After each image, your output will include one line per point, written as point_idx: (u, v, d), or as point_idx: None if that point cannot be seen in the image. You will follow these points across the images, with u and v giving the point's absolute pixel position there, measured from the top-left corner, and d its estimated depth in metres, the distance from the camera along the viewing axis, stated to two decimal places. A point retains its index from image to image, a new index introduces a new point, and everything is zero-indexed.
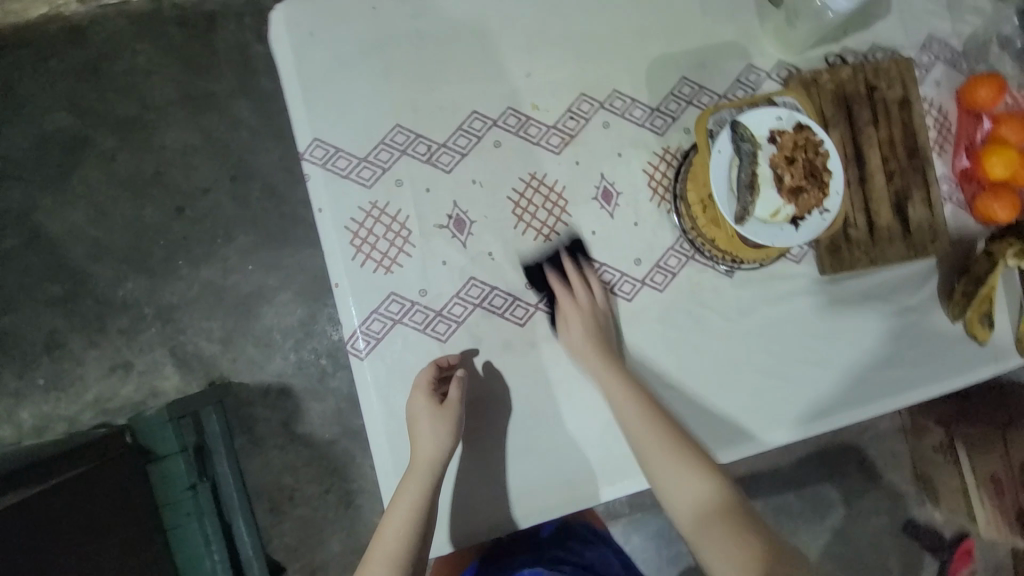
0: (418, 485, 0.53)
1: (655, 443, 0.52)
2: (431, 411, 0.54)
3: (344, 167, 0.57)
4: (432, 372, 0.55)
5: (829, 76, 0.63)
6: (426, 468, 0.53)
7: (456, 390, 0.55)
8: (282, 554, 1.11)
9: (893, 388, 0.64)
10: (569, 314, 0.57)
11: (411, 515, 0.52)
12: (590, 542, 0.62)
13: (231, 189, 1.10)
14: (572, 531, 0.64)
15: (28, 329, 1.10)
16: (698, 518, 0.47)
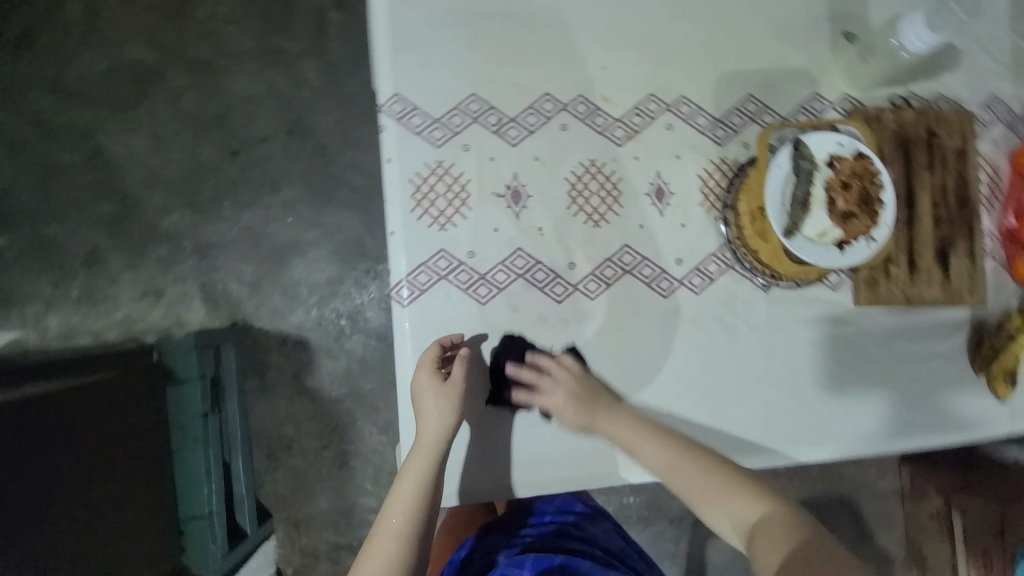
0: (422, 461, 0.58)
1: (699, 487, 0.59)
2: (435, 386, 0.58)
3: (417, 124, 0.60)
4: (436, 351, 0.58)
5: (893, 115, 0.64)
6: (428, 447, 0.58)
7: (459, 368, 0.58)
8: (272, 500, 1.19)
9: (913, 427, 0.65)
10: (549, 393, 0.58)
11: (414, 489, 0.58)
12: (588, 516, 0.74)
13: (286, 142, 1.23)
14: (573, 507, 0.73)
15: (76, 242, 1.20)
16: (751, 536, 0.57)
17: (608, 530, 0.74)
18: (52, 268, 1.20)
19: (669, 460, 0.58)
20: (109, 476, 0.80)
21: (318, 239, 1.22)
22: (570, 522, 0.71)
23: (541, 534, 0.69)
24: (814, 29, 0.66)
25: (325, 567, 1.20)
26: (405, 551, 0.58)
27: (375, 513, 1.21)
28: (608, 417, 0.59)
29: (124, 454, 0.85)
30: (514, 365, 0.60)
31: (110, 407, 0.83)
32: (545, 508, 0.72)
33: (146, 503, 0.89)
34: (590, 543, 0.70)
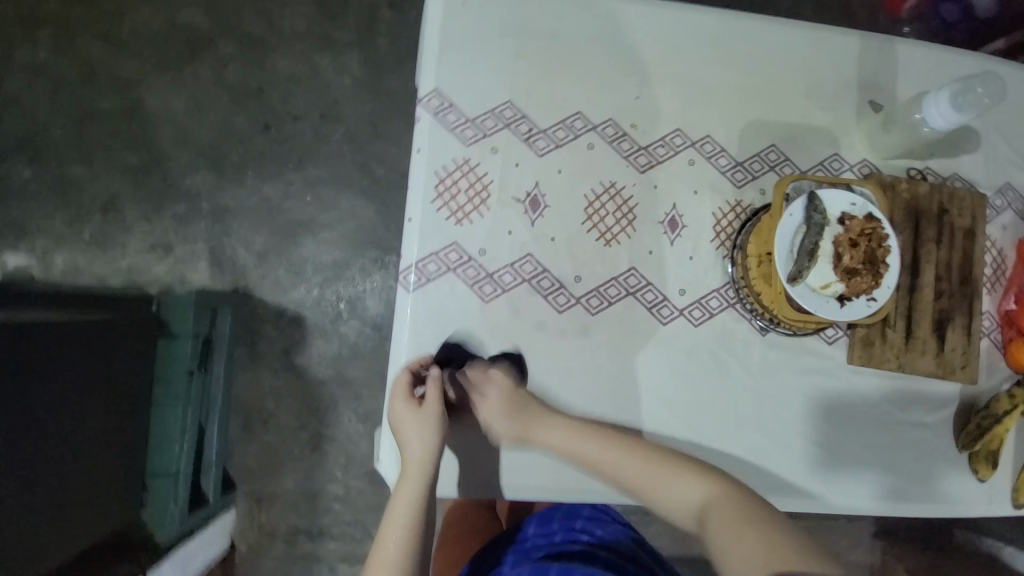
0: (412, 485, 0.59)
1: (637, 473, 0.57)
2: (412, 411, 0.59)
3: (451, 121, 0.62)
4: (410, 377, 0.59)
5: (907, 185, 0.66)
6: (413, 469, 0.59)
7: (433, 389, 0.59)
8: (240, 471, 1.18)
9: (911, 489, 0.65)
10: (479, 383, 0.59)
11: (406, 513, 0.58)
12: (598, 520, 0.74)
13: (319, 124, 1.26)
14: (579, 511, 0.75)
15: (98, 186, 1.22)
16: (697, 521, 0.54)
17: (617, 531, 0.73)
18: (69, 207, 1.22)
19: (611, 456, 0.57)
20: (79, 418, 0.79)
21: (332, 222, 1.24)
22: (577, 528, 0.73)
23: (548, 538, 0.72)
24: (842, 94, 0.69)
25: (279, 548, 1.18)
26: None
27: (339, 502, 1.19)
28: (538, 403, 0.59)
29: (101, 398, 0.84)
30: (448, 374, 0.61)
31: (94, 348, 0.82)
32: (551, 515, 0.75)
33: (112, 452, 0.87)
34: (601, 545, 0.71)
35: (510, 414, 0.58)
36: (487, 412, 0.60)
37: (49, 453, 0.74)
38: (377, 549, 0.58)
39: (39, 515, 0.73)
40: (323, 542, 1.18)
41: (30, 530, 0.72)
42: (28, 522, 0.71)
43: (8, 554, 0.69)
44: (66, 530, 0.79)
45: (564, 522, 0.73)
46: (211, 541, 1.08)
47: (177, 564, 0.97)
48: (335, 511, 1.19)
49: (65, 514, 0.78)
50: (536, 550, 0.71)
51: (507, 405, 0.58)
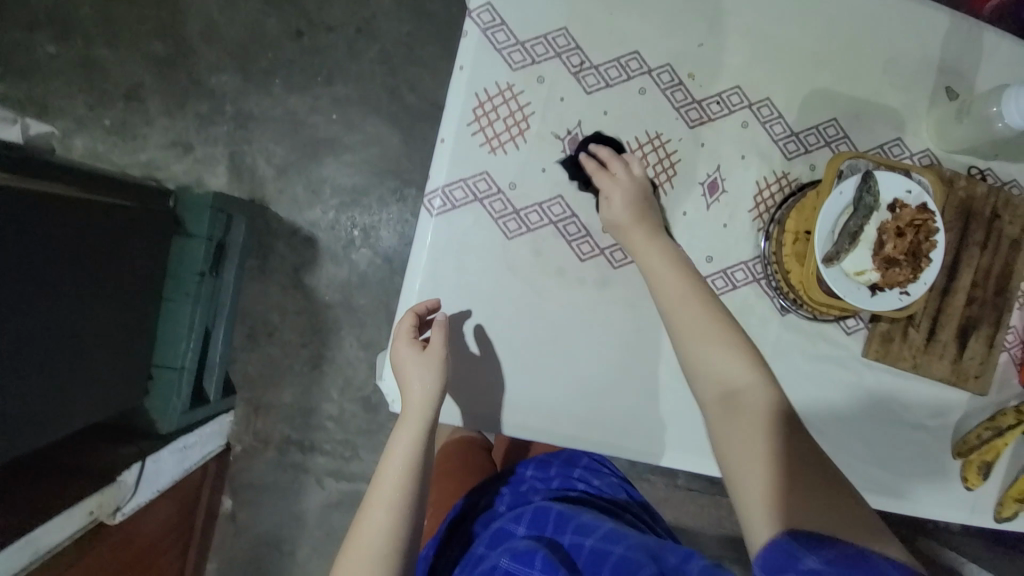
0: (412, 427, 0.59)
1: (693, 325, 0.54)
2: (416, 356, 0.57)
3: (500, 41, 0.58)
4: (416, 317, 0.58)
5: (966, 183, 0.63)
6: (413, 409, 0.58)
7: (437, 334, 0.57)
8: (241, 378, 1.22)
9: (907, 488, 0.66)
10: (612, 187, 0.57)
11: (404, 454, 0.59)
12: (597, 471, 0.79)
13: (353, 40, 1.20)
14: (576, 461, 0.79)
15: (121, 72, 1.19)
16: (726, 400, 0.52)
17: (614, 484, 0.77)
18: (91, 90, 1.18)
19: (681, 295, 0.55)
20: (88, 300, 0.80)
21: (355, 145, 1.20)
22: (575, 476, 0.76)
23: (546, 482, 0.76)
24: (920, 75, 0.64)
25: (271, 455, 1.23)
26: (399, 521, 0.58)
27: (332, 421, 1.23)
28: (649, 230, 0.57)
29: (110, 283, 0.84)
30: (595, 145, 0.59)
31: (107, 232, 0.81)
32: (550, 462, 0.79)
33: (120, 338, 0.89)
34: (600, 496, 0.75)
35: (623, 220, 0.57)
36: (610, 197, 0.57)
37: (55, 329, 0.74)
38: (374, 486, 0.59)
39: (48, 385, 0.75)
40: (313, 455, 1.23)
41: (37, 399, 0.74)
42: (39, 385, 0.74)
43: (24, 412, 0.72)
44: (75, 404, 0.82)
45: (561, 469, 0.77)
46: (208, 437, 1.13)
47: (174, 452, 1.02)
48: (328, 428, 1.23)
49: (78, 385, 0.81)
50: (533, 492, 0.74)
51: (631, 206, 0.57)
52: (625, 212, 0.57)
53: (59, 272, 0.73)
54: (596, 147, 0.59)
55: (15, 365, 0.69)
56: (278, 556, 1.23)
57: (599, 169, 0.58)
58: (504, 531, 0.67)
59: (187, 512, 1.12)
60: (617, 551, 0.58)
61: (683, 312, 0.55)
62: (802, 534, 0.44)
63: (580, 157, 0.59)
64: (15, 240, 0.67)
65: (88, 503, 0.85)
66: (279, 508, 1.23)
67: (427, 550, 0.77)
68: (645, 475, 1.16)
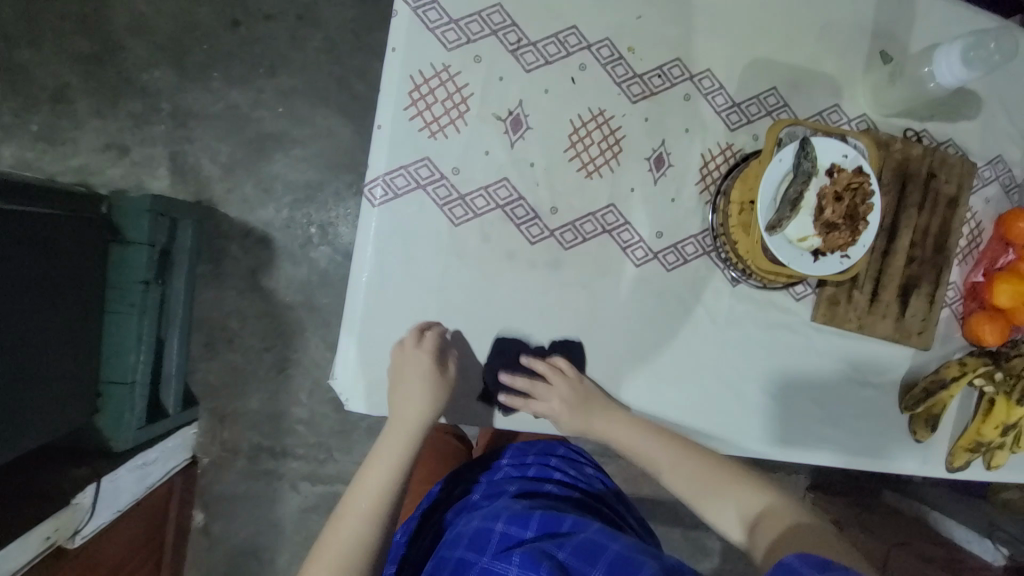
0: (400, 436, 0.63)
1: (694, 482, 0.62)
2: (432, 376, 0.58)
3: (432, 20, 0.55)
4: (435, 342, 0.57)
5: (901, 146, 0.64)
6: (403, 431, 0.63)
7: (453, 365, 0.59)
8: (202, 388, 1.17)
9: (859, 453, 0.69)
10: (557, 383, 0.60)
11: (389, 468, 0.62)
12: (572, 460, 0.80)
13: (294, 28, 1.15)
14: (555, 450, 0.79)
15: (43, 73, 1.10)
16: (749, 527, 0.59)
17: (590, 474, 0.79)
18: (13, 92, 1.10)
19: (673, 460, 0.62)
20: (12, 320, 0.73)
21: (306, 139, 1.16)
22: (551, 465, 0.77)
23: (523, 468, 0.76)
24: (854, 39, 0.64)
25: (241, 464, 1.19)
26: (368, 532, 0.59)
27: (304, 425, 1.20)
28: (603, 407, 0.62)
29: (38, 299, 0.78)
30: (504, 375, 0.60)
31: (29, 245, 0.75)
32: (527, 450, 0.78)
33: (55, 356, 0.82)
34: (576, 486, 0.76)
35: (574, 407, 0.61)
36: (550, 405, 0.61)
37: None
38: (351, 494, 0.61)
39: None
40: (286, 461, 1.20)
41: None
42: None
43: None
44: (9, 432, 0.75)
45: (539, 458, 0.77)
46: (170, 452, 1.09)
47: (133, 469, 0.98)
48: (299, 432, 1.20)
49: (22, 407, 0.77)
50: (508, 483, 0.74)
51: (570, 401, 0.61)
52: (567, 416, 0.61)
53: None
54: (511, 373, 0.61)
55: None
56: (258, 566, 1.21)
57: (525, 399, 0.61)
58: (483, 530, 0.65)
59: (156, 529, 1.08)
60: (614, 547, 0.59)
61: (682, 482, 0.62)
62: (806, 555, 0.47)
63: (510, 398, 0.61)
64: None
65: (43, 527, 0.80)
66: (253, 517, 1.20)
67: (399, 537, 0.77)
68: (621, 452, 1.18)
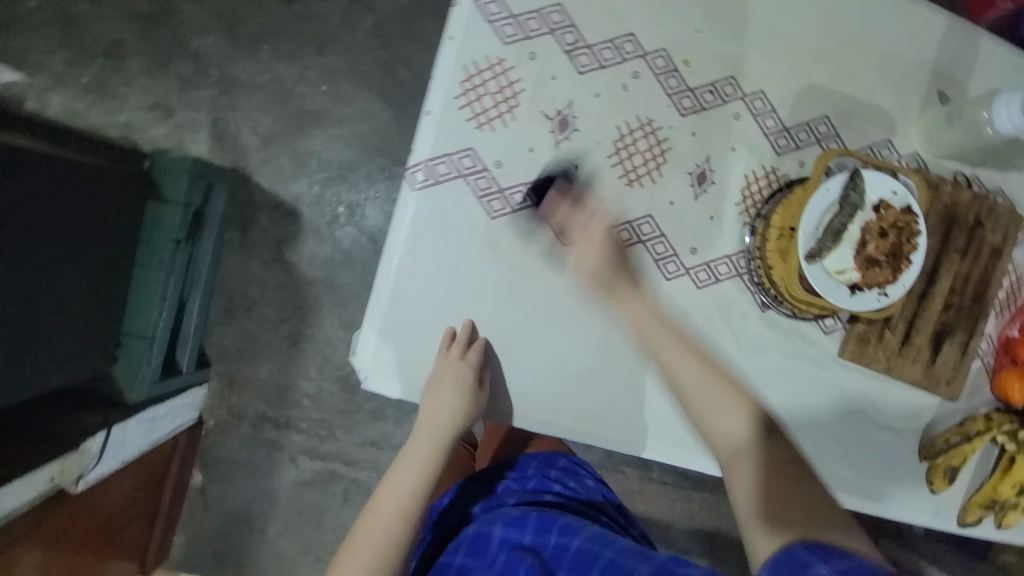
0: (430, 441, 0.68)
1: (692, 382, 0.57)
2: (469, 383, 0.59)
3: (492, 13, 0.55)
4: (478, 359, 0.58)
5: (950, 190, 0.63)
6: (431, 434, 0.67)
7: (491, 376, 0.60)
8: (216, 352, 1.19)
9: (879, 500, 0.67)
10: (587, 237, 0.58)
11: (420, 466, 0.67)
12: (574, 472, 0.79)
13: (345, 10, 1.16)
14: (554, 461, 0.79)
15: (101, 28, 1.13)
16: (731, 453, 0.55)
17: (590, 486, 0.78)
18: (71, 44, 1.13)
19: (675, 355, 0.57)
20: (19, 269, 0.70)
21: (344, 119, 1.17)
22: (551, 477, 0.76)
23: (522, 480, 0.76)
24: (913, 76, 0.63)
25: (244, 431, 1.21)
26: (397, 534, 0.62)
27: (309, 400, 1.21)
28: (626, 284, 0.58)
29: (59, 246, 0.77)
30: (554, 186, 0.59)
31: (56, 191, 0.74)
32: (527, 462, 0.79)
33: (65, 307, 0.80)
34: (576, 498, 0.75)
35: (597, 276, 0.58)
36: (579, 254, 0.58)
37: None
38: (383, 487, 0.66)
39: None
40: (288, 433, 1.22)
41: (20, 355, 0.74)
42: (22, 342, 0.74)
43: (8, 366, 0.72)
44: (10, 380, 0.73)
45: (539, 470, 0.77)
46: (178, 410, 1.11)
47: (143, 423, 1.00)
48: (304, 407, 1.21)
49: (55, 346, 0.81)
50: (507, 493, 0.74)
51: (601, 255, 0.57)
52: (598, 265, 0.57)
53: (46, 230, 0.74)
54: (562, 188, 0.59)
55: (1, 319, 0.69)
56: (248, 533, 1.22)
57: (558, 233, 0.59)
58: (481, 538, 0.67)
59: (156, 484, 1.10)
60: (608, 555, 0.59)
61: (682, 369, 0.57)
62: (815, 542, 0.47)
63: (550, 208, 0.59)
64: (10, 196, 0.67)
65: (45, 470, 0.81)
66: (250, 485, 1.22)
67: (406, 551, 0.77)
68: (620, 466, 1.17)
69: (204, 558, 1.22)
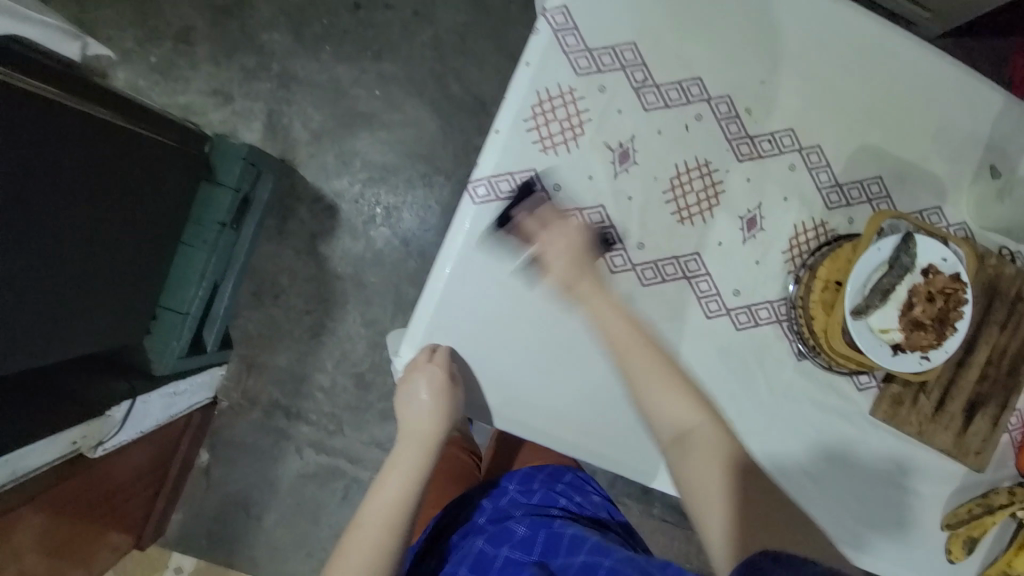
0: (411, 453, 0.65)
1: (643, 372, 0.57)
2: (442, 388, 0.59)
3: (570, 44, 0.58)
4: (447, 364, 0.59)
5: (995, 262, 0.63)
6: (413, 443, 0.65)
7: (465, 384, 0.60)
8: (239, 335, 1.21)
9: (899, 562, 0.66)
10: (558, 232, 0.58)
11: (405, 476, 0.64)
12: (580, 487, 0.80)
13: (408, 21, 1.21)
14: (560, 475, 0.80)
15: (175, 13, 1.19)
16: (678, 440, 0.57)
17: (596, 503, 0.79)
18: (144, 26, 1.18)
19: (630, 342, 0.57)
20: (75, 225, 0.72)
21: (393, 124, 1.21)
22: (557, 491, 0.77)
23: (529, 492, 0.76)
24: (968, 148, 0.64)
25: (256, 416, 1.22)
26: (390, 544, 0.60)
27: (323, 393, 1.22)
28: (596, 280, 0.58)
29: (115, 213, 0.79)
30: (523, 207, 0.58)
31: (122, 157, 0.77)
32: (534, 475, 0.78)
33: (110, 272, 0.82)
34: (581, 514, 0.76)
35: (568, 273, 0.57)
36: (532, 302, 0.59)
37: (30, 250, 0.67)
38: (368, 501, 0.62)
39: (24, 314, 0.69)
40: (297, 424, 1.22)
41: (63, 313, 0.76)
42: (67, 301, 0.76)
43: (54, 322, 0.74)
44: (56, 335, 0.76)
45: (545, 483, 0.77)
46: (197, 387, 1.11)
47: (163, 396, 1.01)
48: (317, 399, 1.22)
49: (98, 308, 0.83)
50: (514, 508, 0.74)
51: (568, 260, 0.57)
52: (563, 269, 0.57)
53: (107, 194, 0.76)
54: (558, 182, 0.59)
55: (52, 276, 0.71)
56: (245, 519, 1.22)
57: (535, 233, 0.58)
58: (483, 555, 0.68)
59: (165, 458, 1.12)
60: (608, 563, 0.60)
61: (636, 360, 0.57)
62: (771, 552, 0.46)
63: (523, 218, 0.58)
64: (79, 160, 0.70)
65: (73, 431, 0.81)
66: (254, 471, 1.22)
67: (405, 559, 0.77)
68: (621, 498, 1.16)
69: (198, 539, 1.22)
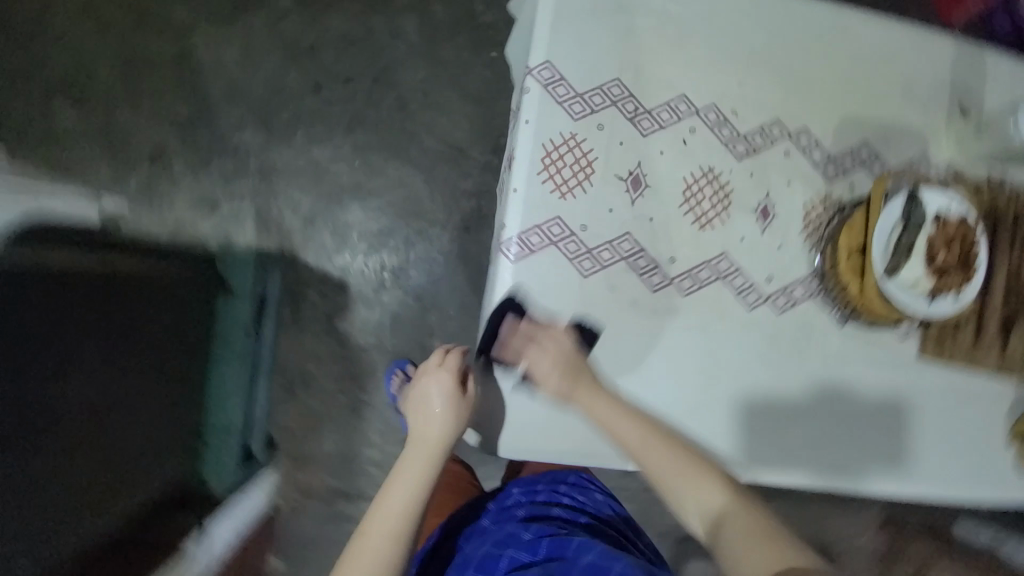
0: (416, 463, 0.63)
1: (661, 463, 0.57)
2: (453, 392, 0.65)
3: (561, 95, 0.61)
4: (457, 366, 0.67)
5: (988, 191, 0.68)
6: (421, 449, 0.65)
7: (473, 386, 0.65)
8: (280, 433, 1.19)
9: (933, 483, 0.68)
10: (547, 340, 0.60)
11: (412, 486, 0.61)
12: (580, 485, 0.79)
13: (370, 89, 1.24)
14: (563, 477, 0.80)
15: (144, 135, 1.20)
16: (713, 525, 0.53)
17: (599, 500, 0.79)
18: (116, 155, 1.19)
19: (643, 442, 0.58)
20: None
21: (380, 189, 1.23)
22: (560, 491, 0.76)
23: (529, 494, 0.76)
24: (935, 96, 0.69)
25: (316, 508, 1.20)
26: (396, 554, 0.56)
27: (376, 466, 1.21)
28: (591, 388, 0.60)
29: None
30: (510, 322, 0.62)
31: None
32: (537, 478, 0.79)
33: None
34: (584, 509, 0.76)
35: (566, 374, 0.60)
36: (535, 371, 0.61)
37: None
38: (374, 509, 0.59)
39: None
40: (358, 503, 1.20)
41: None
42: None
43: None
44: None
45: (548, 485, 0.77)
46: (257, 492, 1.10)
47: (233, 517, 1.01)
48: (372, 474, 1.21)
49: None
50: (518, 507, 0.75)
51: (563, 366, 0.60)
52: (558, 378, 0.60)
53: None
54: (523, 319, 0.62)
55: None
56: None
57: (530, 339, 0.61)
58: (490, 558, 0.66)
59: None
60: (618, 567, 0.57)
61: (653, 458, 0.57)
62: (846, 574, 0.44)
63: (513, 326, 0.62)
64: None
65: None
66: (328, 562, 1.20)
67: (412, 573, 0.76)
68: None
69: None
